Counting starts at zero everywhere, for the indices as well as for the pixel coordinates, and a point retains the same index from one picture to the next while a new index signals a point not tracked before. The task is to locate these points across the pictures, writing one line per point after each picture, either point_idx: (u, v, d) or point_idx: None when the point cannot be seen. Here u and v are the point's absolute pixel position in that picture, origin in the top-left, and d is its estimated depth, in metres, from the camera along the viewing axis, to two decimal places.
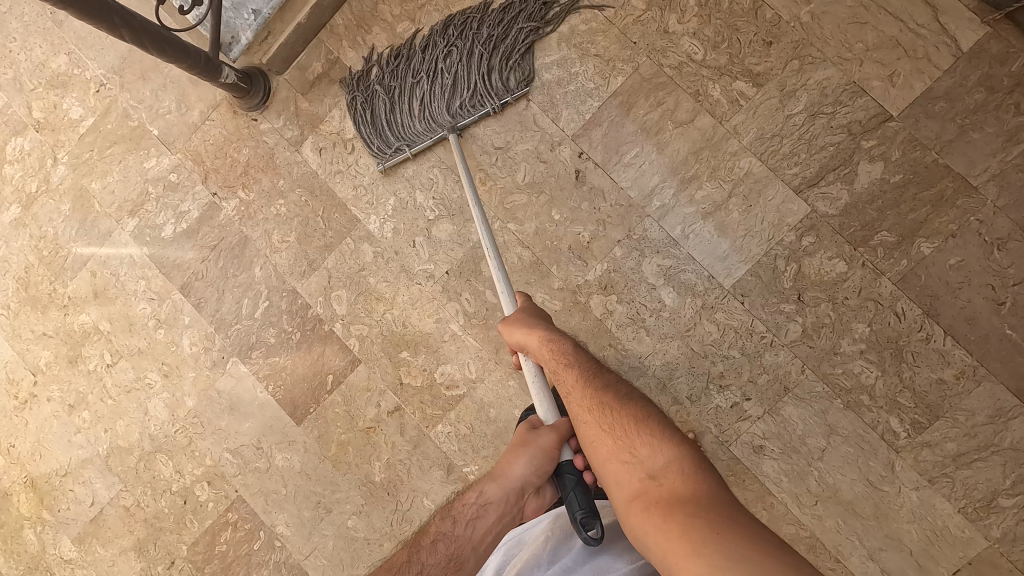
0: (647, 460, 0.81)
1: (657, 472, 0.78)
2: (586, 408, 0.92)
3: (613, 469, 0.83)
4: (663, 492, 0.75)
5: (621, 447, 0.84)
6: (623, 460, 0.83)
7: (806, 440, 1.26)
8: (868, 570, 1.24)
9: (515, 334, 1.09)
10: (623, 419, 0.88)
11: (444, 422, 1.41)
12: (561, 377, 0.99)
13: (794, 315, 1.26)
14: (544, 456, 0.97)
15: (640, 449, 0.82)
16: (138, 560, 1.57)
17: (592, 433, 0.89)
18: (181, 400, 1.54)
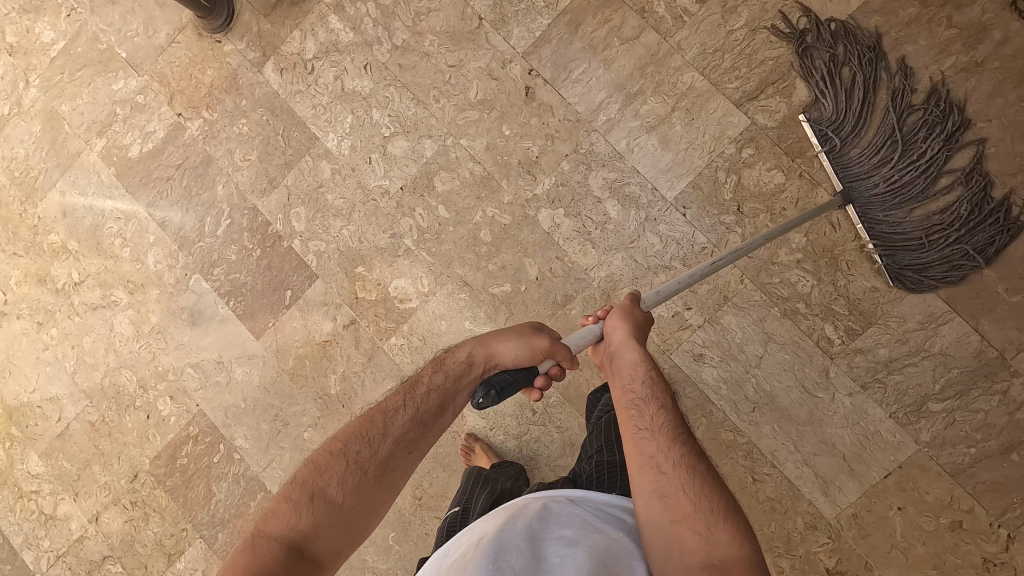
0: (720, 545, 0.70)
1: (729, 562, 0.68)
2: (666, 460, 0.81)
3: (674, 535, 0.73)
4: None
5: (695, 519, 0.73)
6: (692, 536, 0.72)
7: (744, 348, 1.29)
8: (801, 474, 1.28)
9: (618, 321, 1.00)
10: (707, 494, 0.76)
11: (397, 335, 1.45)
12: (647, 413, 0.88)
13: (733, 226, 1.29)
14: (530, 351, 0.91)
15: (715, 531, 0.72)
16: (103, 474, 1.62)
17: (659, 484, 0.79)
18: (146, 316, 1.59)
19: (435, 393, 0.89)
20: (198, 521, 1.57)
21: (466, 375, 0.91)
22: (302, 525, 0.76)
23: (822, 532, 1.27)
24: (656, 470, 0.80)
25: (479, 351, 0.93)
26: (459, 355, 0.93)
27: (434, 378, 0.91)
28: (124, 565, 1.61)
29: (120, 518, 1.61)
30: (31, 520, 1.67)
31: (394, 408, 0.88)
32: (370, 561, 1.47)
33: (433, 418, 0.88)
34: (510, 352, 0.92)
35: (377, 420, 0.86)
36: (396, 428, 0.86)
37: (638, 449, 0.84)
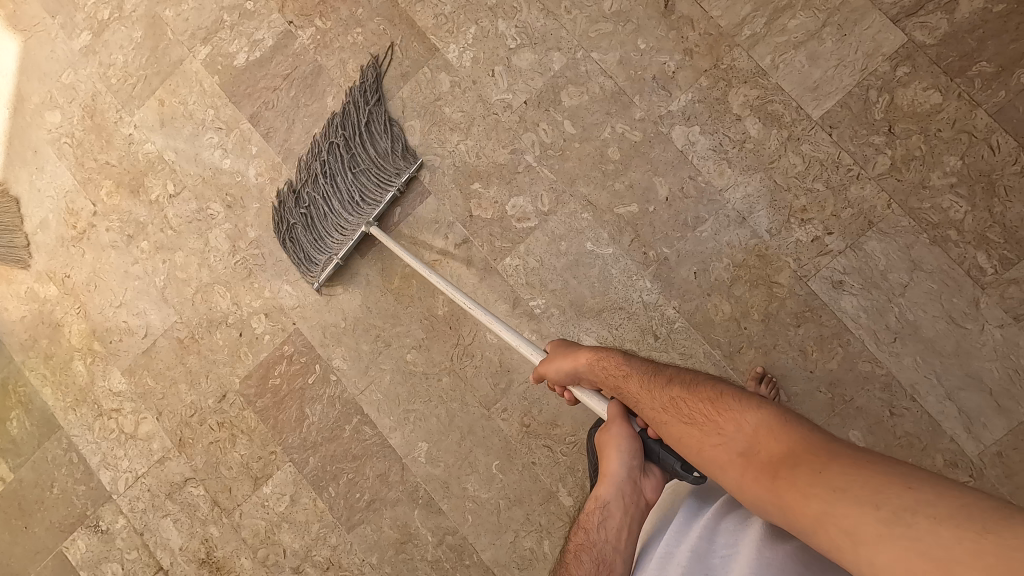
0: (738, 437, 0.74)
1: (754, 444, 0.72)
2: (666, 411, 0.87)
3: (713, 464, 0.76)
4: (769, 461, 0.69)
5: (711, 434, 0.78)
6: (720, 450, 0.76)
7: (888, 275, 1.24)
8: (944, 410, 1.22)
9: (551, 361, 1.10)
10: (701, 410, 0.82)
11: (512, 255, 1.39)
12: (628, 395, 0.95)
13: (882, 148, 1.24)
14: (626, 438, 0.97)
15: (728, 431, 0.76)
16: (189, 394, 1.57)
17: (675, 436, 0.84)
18: (243, 231, 1.53)
19: (591, 551, 0.92)
20: (288, 445, 1.51)
21: (608, 517, 0.93)
22: None
23: (963, 470, 1.21)
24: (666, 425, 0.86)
25: (601, 492, 0.95)
26: (592, 507, 0.96)
27: (582, 537, 0.95)
28: (207, 489, 1.56)
29: (204, 440, 1.56)
30: (111, 439, 1.61)
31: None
32: (470, 490, 1.42)
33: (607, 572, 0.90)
34: (621, 467, 0.96)
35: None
36: None
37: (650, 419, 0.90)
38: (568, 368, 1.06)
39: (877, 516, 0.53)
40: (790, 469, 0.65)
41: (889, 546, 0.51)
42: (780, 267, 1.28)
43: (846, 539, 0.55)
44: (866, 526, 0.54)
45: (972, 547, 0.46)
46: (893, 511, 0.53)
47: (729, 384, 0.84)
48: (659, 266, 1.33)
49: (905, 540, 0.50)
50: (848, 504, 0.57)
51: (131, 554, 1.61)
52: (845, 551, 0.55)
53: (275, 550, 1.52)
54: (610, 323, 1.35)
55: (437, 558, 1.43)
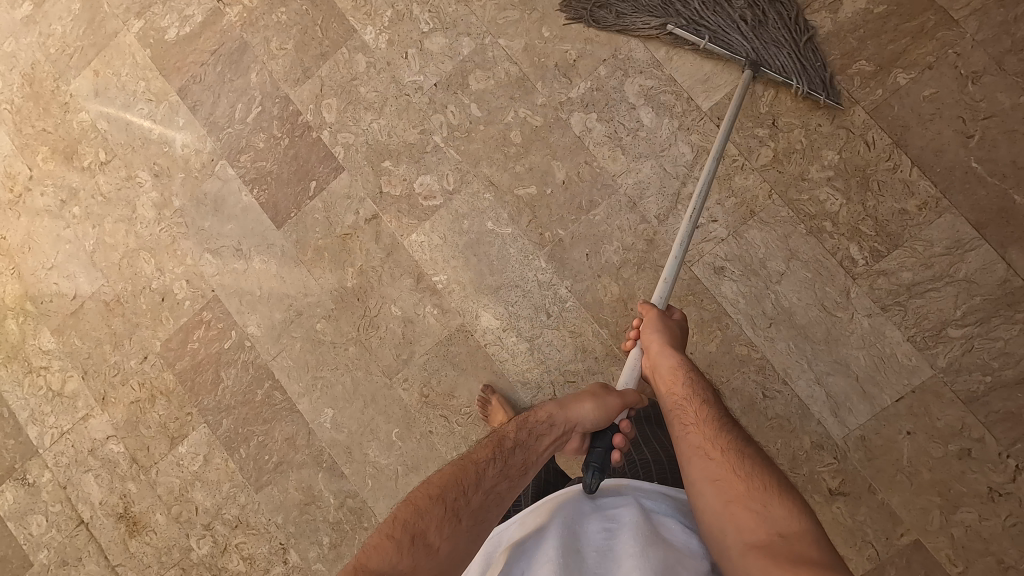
0: (778, 521, 0.76)
1: (788, 535, 0.74)
2: (714, 447, 0.86)
3: (728, 517, 0.78)
4: (797, 555, 0.70)
5: (753, 497, 0.79)
6: (749, 516, 0.77)
7: (766, 264, 1.29)
8: (813, 394, 1.27)
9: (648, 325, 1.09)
10: (757, 472, 0.82)
11: (418, 232, 1.45)
12: (686, 407, 0.94)
13: (766, 140, 1.29)
14: (607, 414, 0.96)
15: (771, 508, 0.77)
16: (113, 354, 1.63)
17: (710, 473, 0.83)
18: (168, 199, 1.59)
19: (520, 451, 0.92)
20: (204, 407, 1.57)
21: (548, 437, 0.95)
22: (404, 565, 0.75)
23: (828, 452, 1.27)
24: (704, 456, 0.86)
25: (559, 414, 0.96)
26: (543, 416, 0.96)
27: (519, 434, 0.94)
28: (127, 446, 1.62)
29: (126, 400, 1.62)
30: (38, 396, 1.68)
31: (484, 460, 0.89)
32: (371, 456, 1.48)
33: (520, 474, 0.90)
34: (590, 415, 0.96)
35: (469, 471, 0.87)
36: (485, 479, 0.87)
37: (685, 442, 0.90)
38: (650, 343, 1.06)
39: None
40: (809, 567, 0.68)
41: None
42: (666, 251, 1.33)
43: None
44: None
45: None
46: None
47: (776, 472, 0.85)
48: (554, 247, 1.38)
49: None
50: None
51: (55, 507, 1.68)
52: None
53: (187, 507, 1.58)
54: (506, 300, 1.40)
55: (338, 520, 1.50)
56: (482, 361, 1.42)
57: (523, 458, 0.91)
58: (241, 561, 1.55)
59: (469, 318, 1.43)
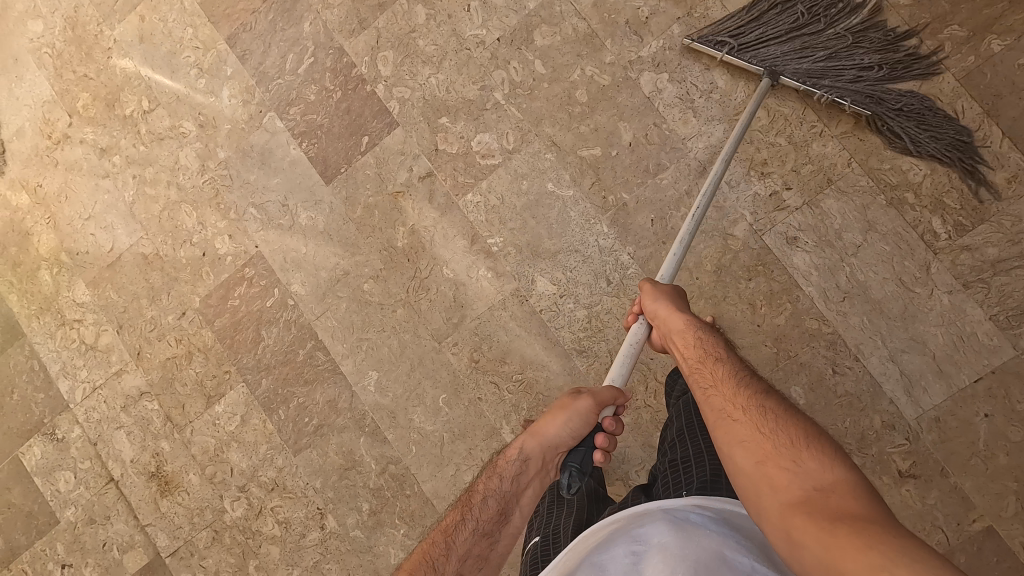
0: (812, 474, 0.66)
1: (826, 489, 0.63)
2: (735, 404, 0.77)
3: (760, 477, 0.68)
4: (839, 515, 0.60)
5: (782, 453, 0.69)
6: (781, 473, 0.67)
7: (842, 235, 1.24)
8: (886, 372, 1.23)
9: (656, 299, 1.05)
10: (784, 425, 0.72)
11: (474, 192, 1.40)
12: (703, 370, 0.86)
13: (848, 106, 1.23)
14: (580, 424, 0.95)
15: (803, 462, 0.67)
16: (150, 309, 1.58)
17: (733, 435, 0.74)
18: (213, 151, 1.54)
19: (492, 500, 0.91)
20: (242, 365, 1.53)
21: (524, 472, 0.94)
22: None
23: (899, 433, 1.22)
24: (725, 416, 0.77)
25: (530, 443, 0.95)
26: (513, 454, 0.95)
27: (488, 486, 0.93)
28: (161, 404, 1.58)
29: (162, 356, 1.58)
30: (71, 349, 1.64)
31: (455, 524, 0.87)
32: (416, 422, 1.44)
33: (496, 521, 0.90)
34: (560, 431, 0.95)
35: (441, 542, 0.85)
36: (459, 548, 0.84)
37: (705, 405, 0.81)
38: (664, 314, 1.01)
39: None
40: (851, 523, 0.58)
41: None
42: (736, 219, 1.28)
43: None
44: None
45: None
46: None
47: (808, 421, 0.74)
48: (617, 211, 1.33)
49: None
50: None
51: (84, 463, 1.65)
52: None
53: (223, 468, 1.55)
54: (565, 265, 1.36)
55: (379, 486, 1.46)
56: (536, 327, 1.37)
57: (497, 505, 0.91)
58: (277, 525, 1.52)
59: (524, 283, 1.38)
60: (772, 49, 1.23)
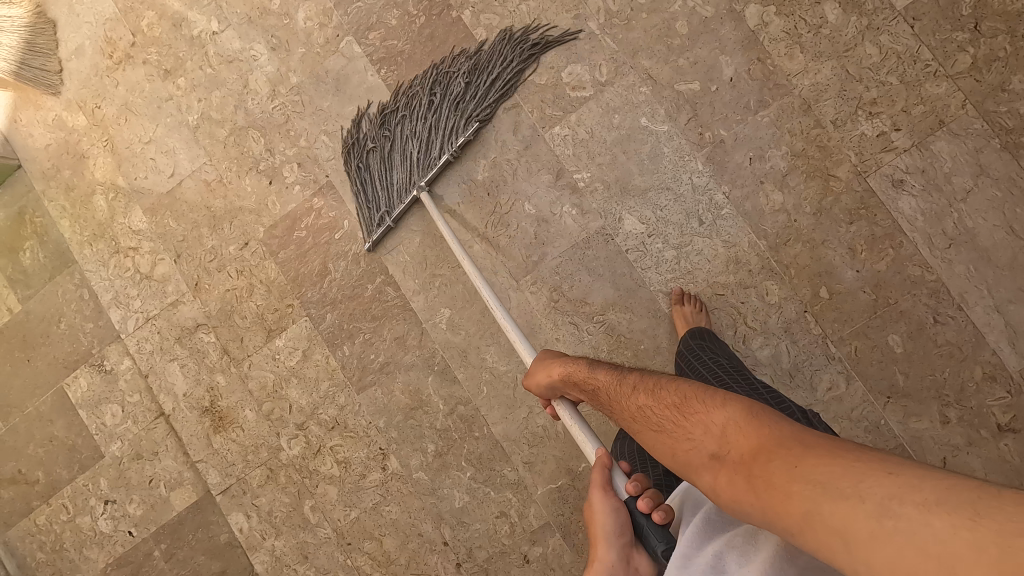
0: (705, 437, 0.69)
1: (721, 443, 0.66)
2: (633, 418, 0.80)
3: (682, 467, 0.71)
4: (742, 460, 0.63)
5: (677, 436, 0.72)
6: (688, 452, 0.70)
7: (952, 179, 1.20)
8: (990, 322, 1.19)
9: (534, 365, 1.07)
10: (666, 410, 0.76)
11: (562, 124, 1.35)
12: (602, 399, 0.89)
13: (965, 45, 1.19)
14: (617, 518, 0.79)
15: (694, 431, 0.70)
16: (211, 239, 1.53)
17: (647, 444, 0.77)
18: (285, 76, 1.48)
19: None
20: (306, 299, 1.48)
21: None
22: None
23: (1000, 385, 1.19)
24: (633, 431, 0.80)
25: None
26: None
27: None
28: (218, 336, 1.53)
29: (221, 287, 1.52)
30: (125, 277, 1.58)
31: None
32: (489, 362, 1.39)
33: None
34: (611, 553, 0.77)
35: None
36: None
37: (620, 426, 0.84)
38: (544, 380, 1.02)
39: (868, 513, 0.50)
40: (763, 470, 0.60)
41: (885, 548, 0.47)
42: (840, 160, 1.24)
43: (840, 544, 0.51)
44: (863, 528, 0.49)
45: (971, 538, 0.43)
46: (883, 503, 0.49)
47: (690, 379, 0.78)
48: (714, 148, 1.28)
49: (903, 537, 0.47)
50: (834, 502, 0.52)
51: (133, 397, 1.59)
52: (837, 552, 0.51)
53: (281, 405, 1.49)
54: (655, 204, 1.31)
55: (446, 427, 1.41)
56: (621, 267, 1.33)
57: None
58: (335, 465, 1.47)
59: (610, 221, 1.33)
60: (440, 144, 1.38)
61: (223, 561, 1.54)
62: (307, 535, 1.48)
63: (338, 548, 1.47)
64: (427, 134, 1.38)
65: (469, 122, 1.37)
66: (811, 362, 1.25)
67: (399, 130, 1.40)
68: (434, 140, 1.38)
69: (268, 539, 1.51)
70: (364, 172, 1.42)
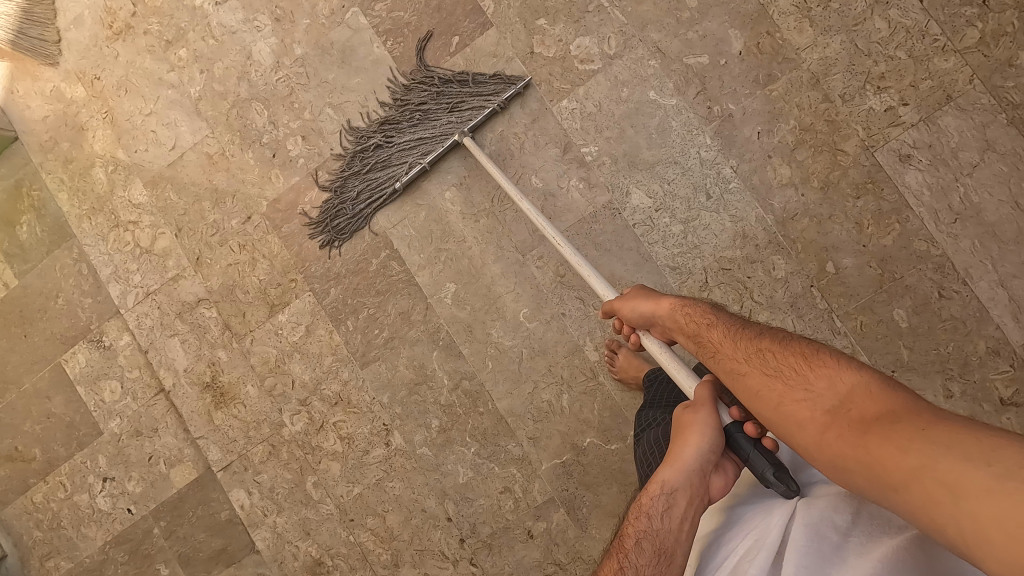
0: (824, 393, 0.72)
1: (841, 399, 0.70)
2: (742, 361, 0.82)
3: (784, 416, 0.74)
4: (859, 418, 0.67)
5: (791, 386, 0.75)
6: (799, 404, 0.73)
7: (958, 154, 1.20)
8: (995, 297, 1.20)
9: (633, 290, 1.06)
10: (785, 360, 0.77)
11: (570, 98, 1.34)
12: (703, 338, 0.89)
13: (974, 21, 1.20)
14: (712, 434, 0.85)
15: (813, 385, 0.73)
16: (212, 213, 1.51)
17: (745, 387, 0.79)
18: (289, 47, 1.46)
19: (647, 542, 0.83)
20: (310, 274, 1.46)
21: (673, 506, 0.83)
22: None
23: (1003, 359, 1.19)
24: (736, 373, 0.81)
25: (670, 476, 0.84)
26: (654, 490, 0.85)
27: (640, 524, 0.84)
28: (220, 312, 1.51)
29: (223, 262, 1.51)
30: (125, 252, 1.56)
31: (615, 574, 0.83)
32: (494, 336, 1.38)
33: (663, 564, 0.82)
34: (698, 457, 0.84)
35: None
36: None
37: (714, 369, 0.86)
38: (644, 309, 1.01)
39: (992, 476, 0.53)
40: (885, 428, 0.64)
41: (1000, 506, 0.51)
42: (848, 134, 1.24)
43: (949, 497, 0.55)
44: (980, 486, 0.53)
45: None
46: (1010, 471, 0.52)
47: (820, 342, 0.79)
48: (722, 122, 1.28)
49: (1022, 496, 0.50)
50: (955, 462, 0.56)
51: (133, 373, 1.58)
52: (944, 506, 0.55)
53: (283, 380, 1.48)
54: (663, 177, 1.31)
55: (451, 403, 1.40)
56: (629, 242, 1.32)
57: (653, 545, 0.82)
58: (338, 441, 1.46)
59: (618, 195, 1.33)
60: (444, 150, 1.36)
61: (224, 538, 1.53)
62: (309, 512, 1.47)
63: (341, 524, 1.46)
64: (425, 137, 1.37)
65: (470, 114, 1.36)
66: (816, 337, 1.25)
67: (389, 165, 1.39)
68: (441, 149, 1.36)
69: (270, 516, 1.50)
70: (363, 196, 1.41)
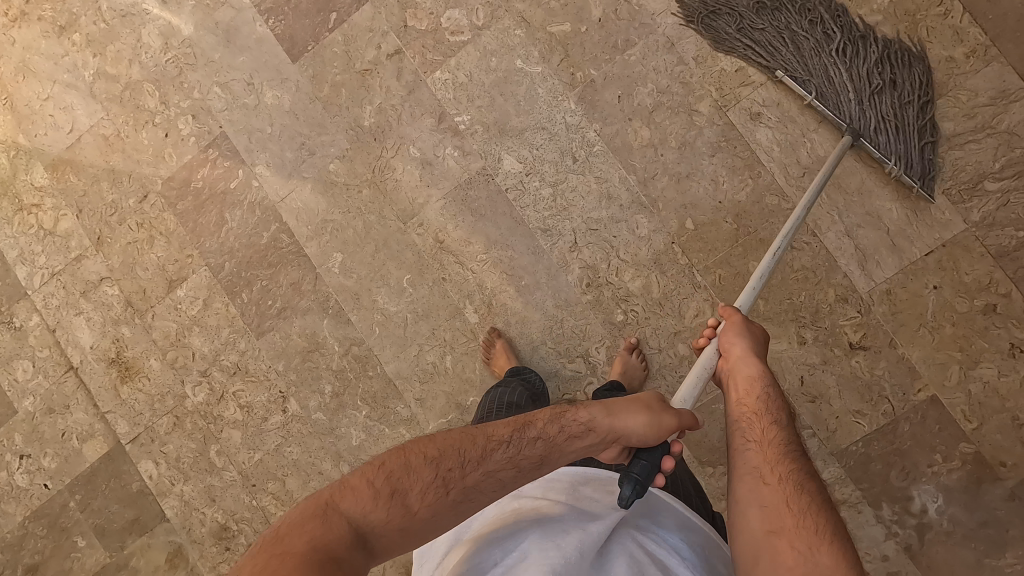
0: (819, 565, 0.68)
1: None
2: (774, 476, 0.78)
3: (768, 548, 0.72)
4: None
5: (799, 533, 0.72)
6: (789, 551, 0.71)
7: (804, 111, 1.26)
8: (842, 247, 1.26)
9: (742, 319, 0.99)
10: (813, 512, 0.73)
11: (443, 69, 1.39)
12: (757, 425, 0.85)
13: None
14: (658, 429, 0.82)
15: (816, 551, 0.69)
16: (111, 193, 1.55)
17: (759, 498, 0.77)
18: (177, 28, 1.50)
19: (542, 443, 0.81)
20: (205, 249, 1.51)
21: (579, 441, 0.82)
22: (377, 517, 0.69)
23: (852, 306, 1.26)
24: (759, 479, 0.79)
25: (604, 419, 0.83)
26: (582, 417, 0.83)
27: (548, 427, 0.82)
28: (122, 289, 1.56)
29: (123, 240, 1.55)
30: (29, 235, 1.60)
31: (498, 440, 0.80)
32: (380, 303, 1.43)
33: (533, 468, 0.79)
34: (636, 430, 0.82)
35: (477, 445, 0.78)
36: (492, 464, 0.78)
37: (741, 457, 0.83)
38: (733, 347, 0.94)
39: None
40: None
41: None
42: (702, 96, 1.29)
43: None
44: None
45: None
46: None
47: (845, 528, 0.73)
48: (585, 88, 1.33)
49: None
50: None
51: (42, 352, 1.61)
52: None
53: (184, 353, 1.53)
54: (532, 143, 1.35)
55: (342, 368, 1.45)
56: (502, 207, 1.37)
57: (545, 451, 0.80)
58: (238, 409, 1.51)
59: (491, 161, 1.37)
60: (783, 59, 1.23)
61: (135, 509, 1.56)
62: (213, 479, 1.52)
63: (244, 489, 1.51)
64: (839, 75, 1.21)
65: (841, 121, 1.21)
66: (678, 291, 1.30)
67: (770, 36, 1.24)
68: (782, 53, 1.23)
69: (177, 485, 1.55)
70: (765, 33, 1.24)
